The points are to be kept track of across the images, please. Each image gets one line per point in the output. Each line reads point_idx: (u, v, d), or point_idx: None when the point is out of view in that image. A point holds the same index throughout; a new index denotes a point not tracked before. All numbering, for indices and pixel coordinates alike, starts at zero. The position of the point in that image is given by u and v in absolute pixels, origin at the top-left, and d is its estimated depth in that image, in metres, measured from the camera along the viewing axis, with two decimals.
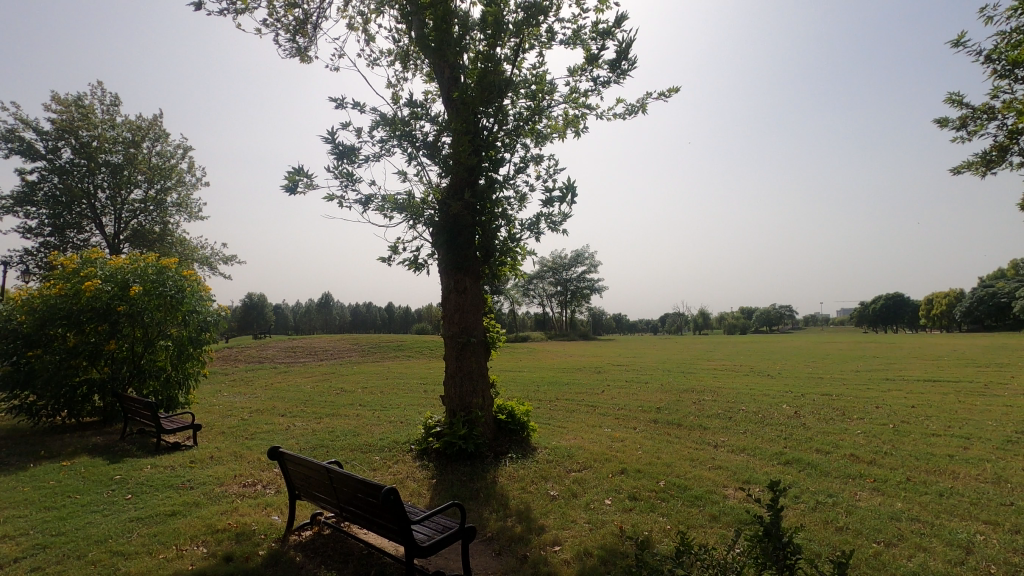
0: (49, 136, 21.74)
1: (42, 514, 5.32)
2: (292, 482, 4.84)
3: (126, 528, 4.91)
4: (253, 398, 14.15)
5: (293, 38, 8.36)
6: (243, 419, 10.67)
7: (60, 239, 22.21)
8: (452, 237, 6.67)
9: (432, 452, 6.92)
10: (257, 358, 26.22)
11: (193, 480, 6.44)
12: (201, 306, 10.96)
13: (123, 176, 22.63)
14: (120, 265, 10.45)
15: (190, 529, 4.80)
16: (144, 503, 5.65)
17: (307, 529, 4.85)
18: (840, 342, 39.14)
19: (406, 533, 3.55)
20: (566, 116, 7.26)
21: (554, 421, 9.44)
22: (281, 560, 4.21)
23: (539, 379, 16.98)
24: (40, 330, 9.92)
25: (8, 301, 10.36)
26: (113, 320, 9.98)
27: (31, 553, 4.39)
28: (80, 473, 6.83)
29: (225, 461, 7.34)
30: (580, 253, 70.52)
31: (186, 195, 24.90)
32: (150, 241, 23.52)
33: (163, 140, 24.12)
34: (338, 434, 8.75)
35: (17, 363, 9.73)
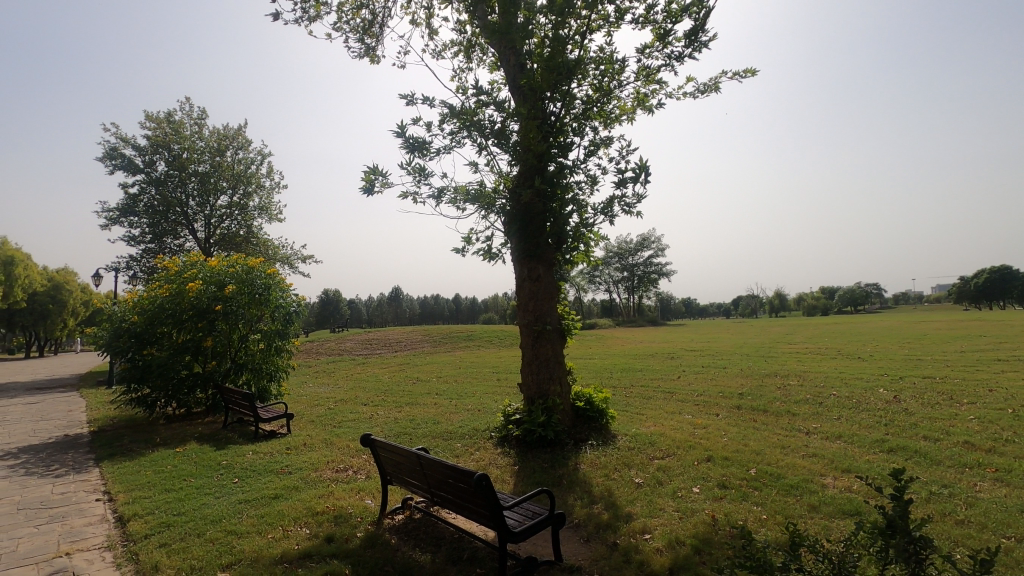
0: (146, 151, 23.70)
1: (164, 496, 5.84)
2: (383, 469, 5.03)
3: (236, 509, 5.30)
4: (336, 389, 14.85)
5: (361, 40, 8.59)
6: (330, 409, 11.22)
7: (160, 245, 24.17)
8: (524, 226, 6.64)
9: (512, 439, 7.01)
10: (337, 351, 27.49)
11: (291, 466, 6.85)
12: (287, 301, 11.60)
13: (210, 184, 24.28)
14: (216, 266, 11.27)
15: (293, 511, 5.11)
16: (249, 486, 6.07)
17: (399, 513, 5.04)
18: (939, 322, 36.06)
19: (498, 518, 3.60)
20: (636, 96, 7.03)
21: (631, 408, 9.29)
22: (378, 542, 4.39)
23: (611, 365, 16.81)
24: (150, 329, 10.86)
25: (123, 303, 11.43)
26: (211, 318, 10.76)
27: (158, 531, 4.82)
28: (192, 459, 7.44)
29: (318, 448, 7.76)
30: (646, 236, 68.77)
31: (266, 199, 26.36)
32: (237, 243, 25.16)
33: (245, 148, 25.62)
34: (419, 422, 9.04)
35: (132, 360, 10.70)
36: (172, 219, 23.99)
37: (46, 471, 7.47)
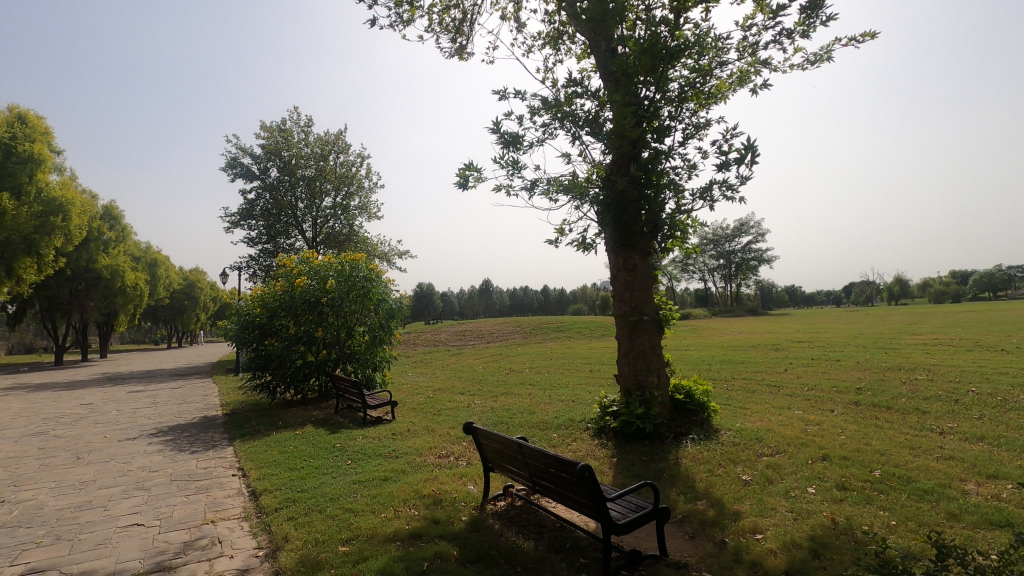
0: (261, 160, 25.93)
1: (289, 473, 6.41)
2: (484, 456, 5.18)
3: (351, 488, 5.70)
4: (433, 378, 15.48)
5: (453, 39, 8.81)
6: (430, 397, 11.74)
7: (275, 245, 26.37)
8: (618, 214, 6.49)
9: (609, 431, 6.95)
10: (432, 342, 28.63)
11: (397, 450, 7.26)
12: (387, 294, 12.23)
13: (316, 187, 26.09)
14: (324, 262, 12.11)
15: (402, 493, 5.41)
16: (361, 468, 6.50)
17: (500, 500, 5.18)
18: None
19: (601, 509, 3.59)
20: (737, 74, 6.64)
21: (733, 402, 8.88)
22: (483, 526, 4.54)
23: (709, 357, 16.12)
24: (270, 321, 11.91)
25: (248, 298, 12.62)
26: (320, 311, 11.59)
27: (285, 506, 5.30)
28: (311, 440, 8.10)
29: (421, 434, 8.15)
30: (744, 221, 64.96)
31: (366, 199, 27.88)
32: (341, 242, 26.85)
33: (345, 152, 27.20)
34: (515, 412, 9.21)
35: (256, 350, 11.82)
36: (284, 221, 26.06)
37: (191, 448, 8.45)
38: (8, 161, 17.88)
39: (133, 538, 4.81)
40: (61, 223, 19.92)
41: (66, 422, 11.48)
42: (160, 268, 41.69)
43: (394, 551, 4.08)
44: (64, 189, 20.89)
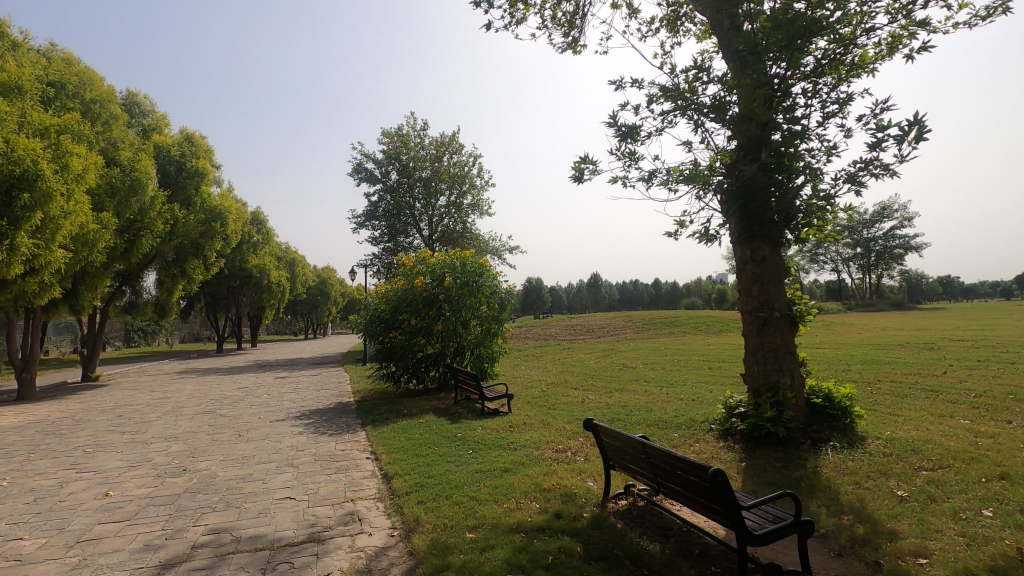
0: (383, 164, 27.69)
1: (416, 460, 6.80)
2: (605, 453, 5.11)
3: (474, 477, 5.92)
4: (545, 372, 15.62)
5: (566, 33, 8.76)
6: (544, 391, 11.85)
7: (395, 243, 28.13)
8: (744, 203, 6.03)
9: (736, 433, 6.56)
10: (543, 336, 28.89)
11: (515, 442, 7.41)
12: (499, 288, 12.51)
13: (432, 187, 27.34)
14: (439, 259, 12.66)
15: (522, 485, 5.51)
16: (482, 458, 6.73)
17: (622, 499, 5.07)
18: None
19: (736, 518, 3.38)
20: (885, 41, 5.92)
21: (880, 407, 7.98)
22: (605, 525, 4.49)
23: (847, 356, 14.63)
24: (394, 315, 12.69)
25: (374, 294, 13.56)
26: (437, 306, 12.13)
27: (415, 490, 5.63)
28: (434, 429, 8.54)
29: (537, 427, 8.26)
30: (886, 204, 58.08)
31: (478, 197, 28.79)
32: (455, 239, 27.97)
33: (459, 152, 28.20)
34: (631, 409, 9.02)
35: (382, 342, 12.69)
36: (403, 221, 27.68)
37: (329, 431, 9.27)
38: (180, 176, 20.78)
39: (288, 510, 5.38)
40: (220, 228, 22.81)
41: (228, 403, 13.12)
42: (298, 267, 46.19)
43: (519, 542, 4.17)
44: (222, 198, 23.90)
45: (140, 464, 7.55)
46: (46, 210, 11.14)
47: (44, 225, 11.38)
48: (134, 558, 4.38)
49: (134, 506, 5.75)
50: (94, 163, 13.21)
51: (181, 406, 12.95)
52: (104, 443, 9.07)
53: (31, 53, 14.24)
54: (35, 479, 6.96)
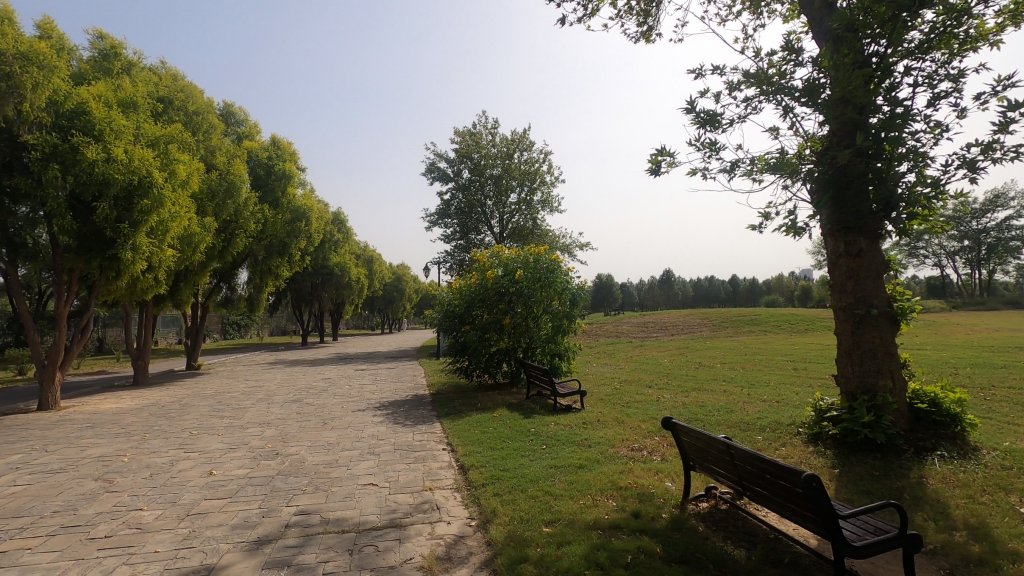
0: (455, 163, 28.28)
1: (490, 453, 6.89)
2: (685, 454, 4.95)
3: (549, 472, 5.93)
4: (618, 369, 15.37)
5: (640, 22, 8.53)
6: (617, 388, 11.67)
7: (467, 240, 28.68)
8: (838, 192, 5.62)
9: (828, 438, 6.15)
10: (614, 333, 28.46)
11: (590, 439, 7.35)
12: (570, 284, 12.42)
13: (503, 185, 27.62)
14: (511, 255, 12.73)
15: (598, 483, 5.45)
16: (556, 454, 6.72)
17: (703, 501, 4.90)
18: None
19: (832, 527, 3.17)
20: (1004, 10, 5.33)
21: (996, 415, 7.22)
22: (686, 527, 4.36)
23: (954, 359, 13.37)
24: (467, 310, 12.93)
25: (448, 289, 13.88)
26: (509, 301, 12.22)
27: (490, 482, 5.71)
28: (507, 423, 8.63)
29: (611, 425, 8.14)
30: (999, 192, 52.42)
31: (548, 194, 28.81)
32: (525, 235, 28.14)
33: (529, 149, 28.33)
34: (710, 409, 8.69)
35: (456, 337, 12.96)
36: (474, 218, 28.14)
37: (406, 422, 9.61)
38: (269, 178, 22.17)
39: (371, 495, 5.63)
40: (305, 227, 24.14)
41: (314, 392, 13.90)
42: (375, 264, 48.14)
43: (596, 539, 4.14)
44: (306, 198, 25.29)
45: (238, 447, 8.17)
46: (159, 214, 12.30)
47: (157, 227, 12.58)
48: (235, 533, 4.74)
49: (234, 485, 6.23)
50: (197, 169, 14.38)
51: (272, 394, 13.87)
52: (207, 427, 9.88)
53: (143, 71, 15.66)
54: (150, 456, 7.70)
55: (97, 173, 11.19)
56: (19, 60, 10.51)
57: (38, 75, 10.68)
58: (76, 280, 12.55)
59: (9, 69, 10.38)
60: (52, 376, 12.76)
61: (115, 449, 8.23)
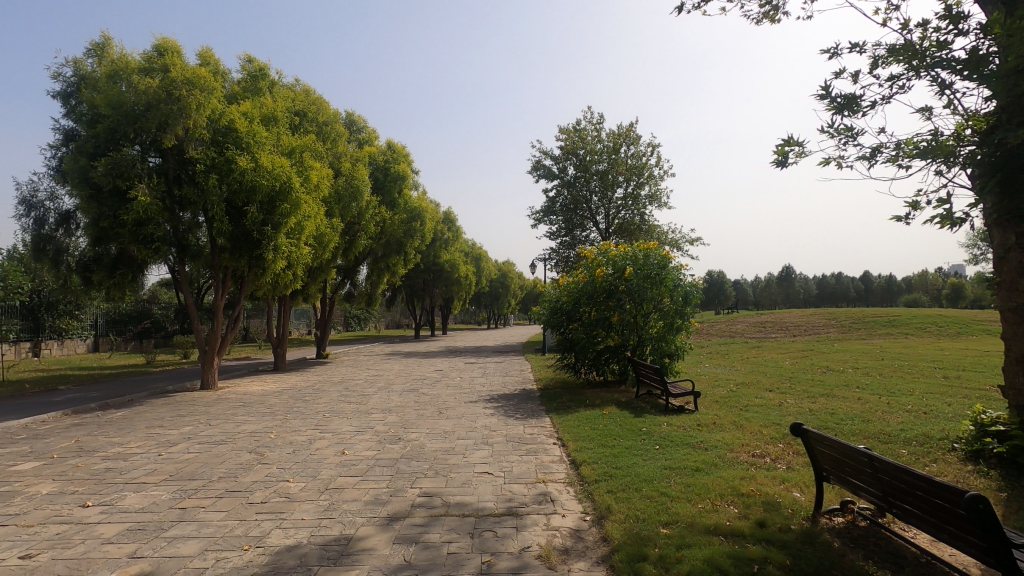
0: (561, 159, 28.29)
1: (602, 450, 6.87)
2: (817, 463, 4.61)
3: (663, 473, 5.80)
4: (734, 371, 14.60)
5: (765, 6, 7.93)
6: (733, 391, 11.10)
7: (572, 237, 28.62)
8: (1007, 177, 4.88)
9: (992, 457, 5.43)
10: (728, 333, 27.00)
11: (706, 442, 7.07)
12: (682, 281, 11.96)
13: (609, 180, 27.24)
14: (619, 252, 12.50)
15: (718, 487, 5.24)
16: (671, 455, 6.54)
17: (838, 515, 4.54)
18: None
19: (1003, 555, 2.82)
20: None
21: None
22: (819, 541, 4.07)
23: None
24: (575, 307, 12.89)
25: (556, 286, 13.94)
26: (618, 298, 12.04)
27: (603, 479, 5.70)
28: (618, 421, 8.54)
29: (729, 429, 7.77)
30: None
31: (656, 188, 27.94)
32: (632, 231, 27.53)
33: (636, 142, 27.66)
34: (843, 417, 8.00)
35: (563, 333, 13.00)
36: (580, 215, 27.98)
37: (516, 415, 9.85)
38: (387, 180, 23.61)
39: (487, 483, 5.86)
40: (419, 226, 25.49)
41: (428, 383, 14.68)
42: (482, 262, 49.63)
43: (719, 545, 3.99)
44: (419, 199, 26.61)
45: (365, 430, 8.88)
46: (296, 217, 13.65)
47: (294, 228, 13.94)
48: (368, 508, 5.17)
49: (364, 465, 6.78)
50: (326, 175, 15.70)
51: (391, 383, 14.85)
52: (337, 410, 10.83)
53: (282, 88, 17.38)
54: (292, 434, 8.60)
55: (247, 180, 12.64)
56: (185, 85, 12.17)
57: (200, 97, 12.27)
58: (229, 277, 14.25)
59: (179, 94, 12.04)
60: (211, 360, 14.66)
61: (263, 426, 9.29)
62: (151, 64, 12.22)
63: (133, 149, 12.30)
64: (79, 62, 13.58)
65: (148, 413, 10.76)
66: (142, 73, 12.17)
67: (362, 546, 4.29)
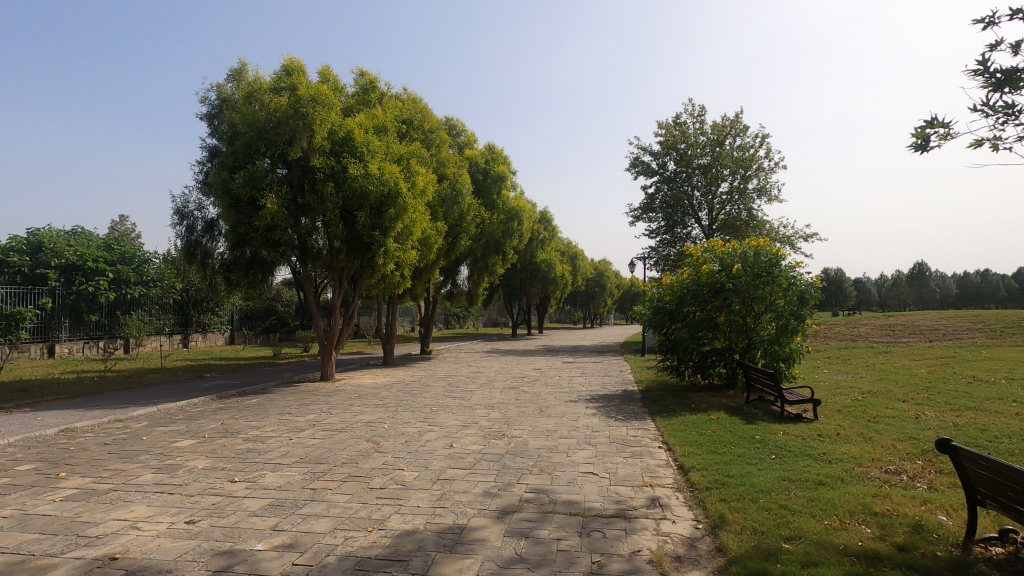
0: (660, 155, 27.43)
1: (712, 456, 6.60)
2: (970, 485, 4.10)
3: (782, 485, 5.46)
4: (858, 378, 13.34)
5: None
6: (859, 399, 10.15)
7: (672, 234, 27.68)
8: None
9: None
10: (850, 336, 24.73)
11: (829, 454, 6.54)
12: (798, 280, 11.17)
13: (713, 174, 26.00)
14: (726, 249, 11.92)
15: (847, 504, 4.83)
16: (789, 466, 6.15)
17: (996, 546, 4.01)
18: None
19: None
20: None
21: None
22: (973, 572, 3.63)
23: None
24: (679, 307, 12.43)
25: (657, 285, 13.55)
26: (725, 297, 11.48)
27: (716, 487, 5.47)
28: (727, 427, 8.15)
29: (855, 441, 7.15)
30: None
31: (765, 180, 26.27)
32: (738, 227, 26.10)
33: (743, 134, 26.18)
34: (997, 434, 7.05)
35: (666, 334, 12.60)
36: (681, 211, 26.96)
37: (619, 416, 9.71)
38: (486, 181, 24.16)
39: (593, 484, 5.85)
40: (517, 226, 25.90)
41: (528, 381, 14.86)
42: (579, 261, 49.41)
43: (851, 566, 3.70)
44: (517, 199, 26.98)
45: (470, 425, 9.18)
46: (404, 220, 14.39)
47: (403, 232, 14.69)
48: (479, 500, 5.36)
49: (472, 458, 7.04)
50: (431, 180, 16.40)
51: (492, 380, 15.22)
52: (443, 405, 11.31)
53: (391, 99, 18.36)
54: (403, 426, 9.10)
55: (361, 187, 13.56)
56: (309, 102, 13.29)
57: (322, 112, 13.35)
58: (344, 277, 15.34)
59: (304, 110, 13.18)
60: (329, 354, 15.87)
61: (377, 417, 9.92)
62: (280, 84, 13.48)
63: (265, 162, 13.59)
64: (221, 86, 15.28)
65: (278, 401, 11.88)
66: (273, 93, 13.47)
67: (476, 537, 4.46)
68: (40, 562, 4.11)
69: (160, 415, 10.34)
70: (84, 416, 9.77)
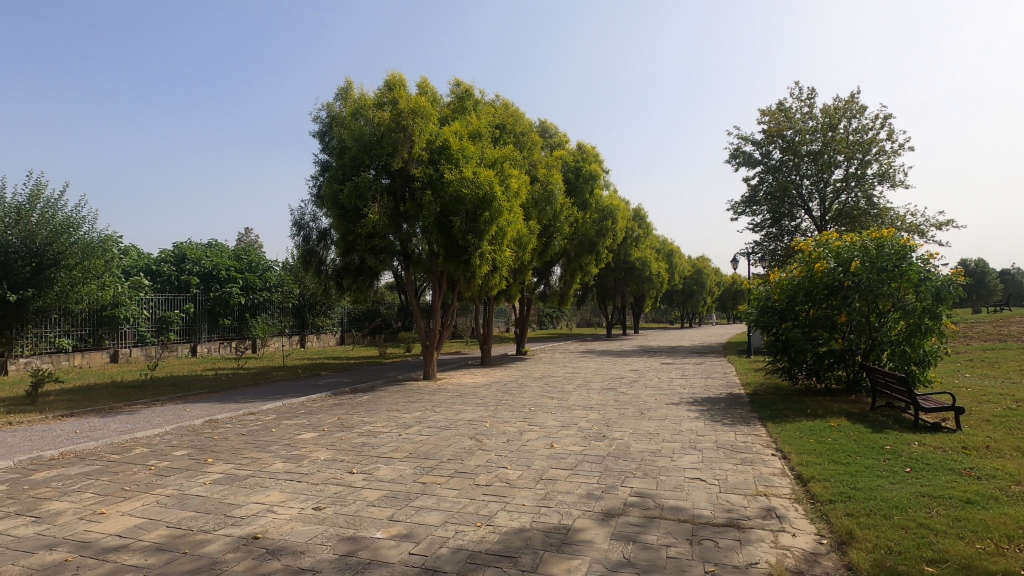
0: (764, 144, 25.79)
1: (834, 467, 6.10)
2: None
3: (920, 501, 4.94)
4: (1009, 383, 11.72)
5: None
6: (1012, 408, 8.92)
7: (779, 227, 25.92)
8: None
9: None
10: (997, 335, 21.77)
11: (977, 470, 5.82)
12: (931, 274, 10.05)
13: (825, 161, 24.03)
14: (843, 243, 10.99)
15: (1003, 527, 4.27)
16: (928, 480, 5.54)
17: None
18: None
19: None
20: None
21: None
22: None
23: None
24: (789, 305, 11.62)
25: (764, 283, 12.76)
26: (844, 295, 10.56)
27: (840, 500, 5.06)
28: (851, 436, 7.50)
29: (1011, 454, 6.29)
30: None
31: (887, 164, 23.87)
32: (856, 217, 23.94)
33: (859, 115, 23.97)
34: None
35: (776, 335, 11.83)
36: (789, 202, 25.19)
37: (726, 420, 9.26)
38: (578, 181, 24.01)
39: (701, 490, 5.63)
40: (611, 225, 25.52)
41: (625, 382, 14.59)
42: (676, 258, 47.73)
43: None
44: (611, 197, 26.56)
45: (570, 426, 9.19)
46: (498, 224, 14.72)
47: (497, 235, 15.02)
48: (583, 502, 5.35)
49: (573, 459, 7.04)
50: (524, 182, 16.62)
51: (589, 380, 15.11)
52: (542, 405, 11.40)
53: (484, 105, 18.81)
54: (504, 425, 9.29)
55: (458, 193, 14.05)
56: (409, 115, 13.99)
57: (421, 124, 14.00)
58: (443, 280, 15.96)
59: (405, 122, 13.89)
60: (431, 353, 16.57)
61: (478, 416, 10.20)
62: (383, 99, 14.31)
63: (370, 173, 14.46)
64: (331, 105, 16.48)
65: (386, 398, 12.59)
66: (376, 108, 14.34)
67: (582, 538, 4.47)
68: (198, 537, 4.68)
69: (285, 409, 11.35)
70: (223, 409, 10.96)
